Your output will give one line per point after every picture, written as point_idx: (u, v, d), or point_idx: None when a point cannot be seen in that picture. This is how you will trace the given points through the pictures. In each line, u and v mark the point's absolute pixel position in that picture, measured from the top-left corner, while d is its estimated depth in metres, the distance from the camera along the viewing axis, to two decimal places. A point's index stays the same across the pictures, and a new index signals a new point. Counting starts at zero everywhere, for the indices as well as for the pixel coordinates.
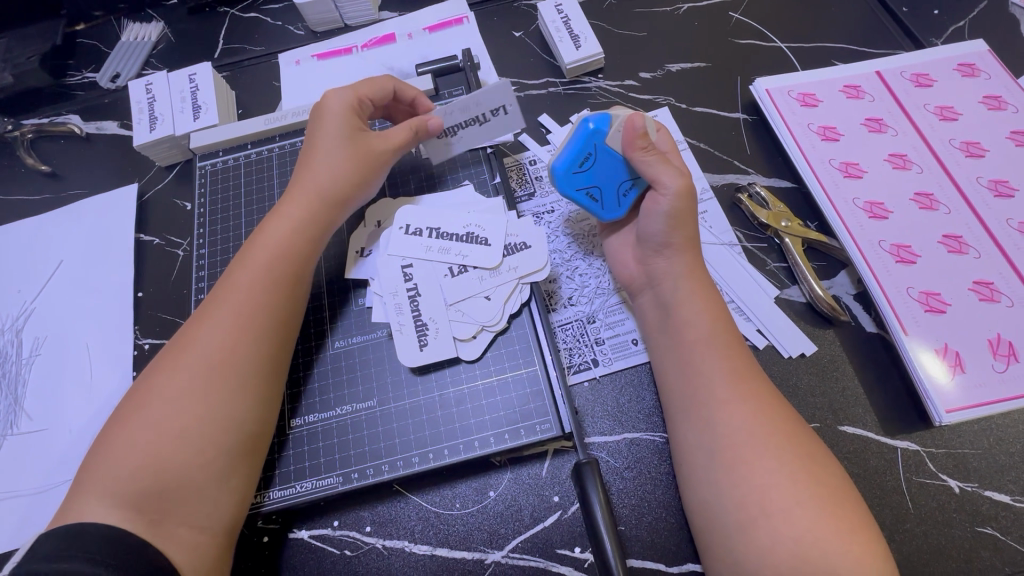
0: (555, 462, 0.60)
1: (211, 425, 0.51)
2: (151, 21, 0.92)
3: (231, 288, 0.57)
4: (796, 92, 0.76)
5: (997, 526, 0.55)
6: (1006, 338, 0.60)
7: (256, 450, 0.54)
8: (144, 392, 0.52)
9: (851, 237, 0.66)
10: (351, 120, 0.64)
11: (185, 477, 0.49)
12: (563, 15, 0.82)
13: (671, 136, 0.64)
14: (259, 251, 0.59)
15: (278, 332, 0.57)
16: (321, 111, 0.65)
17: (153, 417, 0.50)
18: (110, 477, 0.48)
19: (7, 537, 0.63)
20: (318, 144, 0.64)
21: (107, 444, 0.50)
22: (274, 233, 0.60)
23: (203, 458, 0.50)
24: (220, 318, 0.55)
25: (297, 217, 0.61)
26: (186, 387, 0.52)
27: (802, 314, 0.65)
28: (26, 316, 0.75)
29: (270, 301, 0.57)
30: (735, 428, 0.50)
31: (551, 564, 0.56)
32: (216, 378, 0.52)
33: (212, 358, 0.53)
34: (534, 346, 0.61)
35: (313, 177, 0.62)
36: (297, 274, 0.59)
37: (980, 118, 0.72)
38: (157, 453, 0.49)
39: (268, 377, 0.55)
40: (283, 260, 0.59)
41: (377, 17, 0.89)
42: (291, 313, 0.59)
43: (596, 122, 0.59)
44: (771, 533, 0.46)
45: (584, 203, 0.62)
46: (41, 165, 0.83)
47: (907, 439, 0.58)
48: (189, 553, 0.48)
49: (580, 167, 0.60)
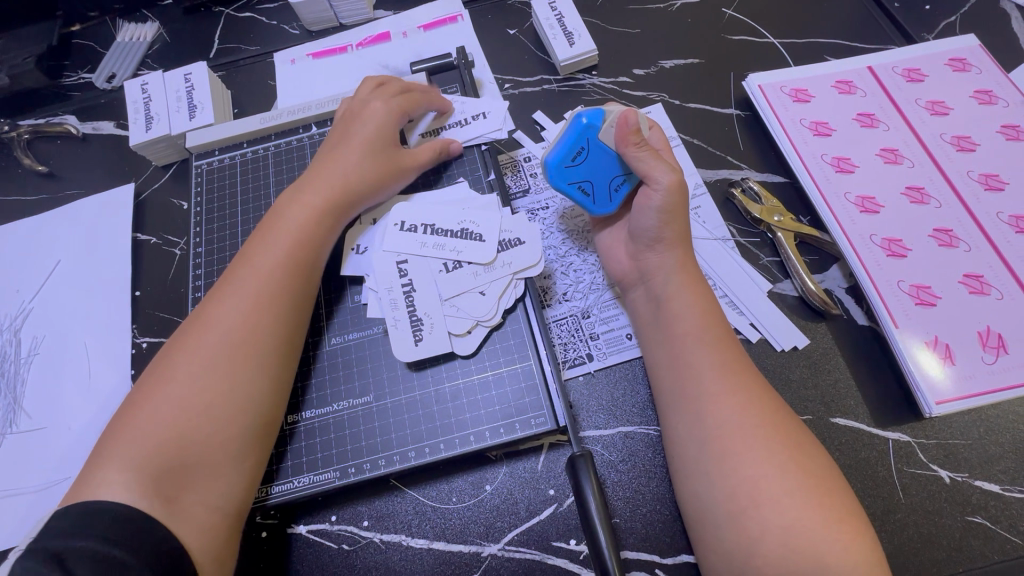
0: (551, 456, 0.60)
1: (233, 403, 0.52)
2: (146, 21, 0.92)
3: (252, 270, 0.58)
4: (789, 87, 0.76)
5: (987, 515, 0.55)
6: (996, 330, 0.60)
7: (267, 435, 0.54)
8: (165, 367, 0.53)
9: (842, 231, 0.67)
10: (387, 123, 0.67)
11: (203, 455, 0.50)
12: (557, 12, 0.82)
13: (663, 134, 0.65)
14: (278, 235, 0.60)
15: (296, 316, 0.58)
16: (360, 112, 0.68)
17: (176, 392, 0.51)
18: (130, 453, 0.48)
19: (8, 534, 0.63)
20: (347, 138, 0.66)
21: (126, 421, 0.51)
22: (294, 217, 0.61)
23: (223, 436, 0.51)
24: (241, 298, 0.56)
25: (317, 203, 0.62)
26: (208, 364, 0.53)
27: (793, 308, 0.66)
28: (24, 315, 0.76)
29: (288, 284, 0.58)
30: (726, 420, 0.51)
31: (547, 557, 0.57)
32: (238, 358, 0.54)
33: (234, 337, 0.54)
34: (529, 342, 0.62)
35: (337, 169, 0.64)
36: (313, 257, 0.61)
37: (971, 113, 0.72)
38: (177, 431, 0.50)
39: (283, 359, 0.56)
40: (301, 245, 0.60)
41: (372, 16, 0.89)
42: (306, 298, 0.60)
43: (589, 118, 0.59)
44: (762, 522, 0.46)
45: (576, 198, 0.63)
46: (39, 165, 0.83)
47: (898, 430, 0.59)
48: (200, 534, 0.48)
49: (573, 162, 0.61)
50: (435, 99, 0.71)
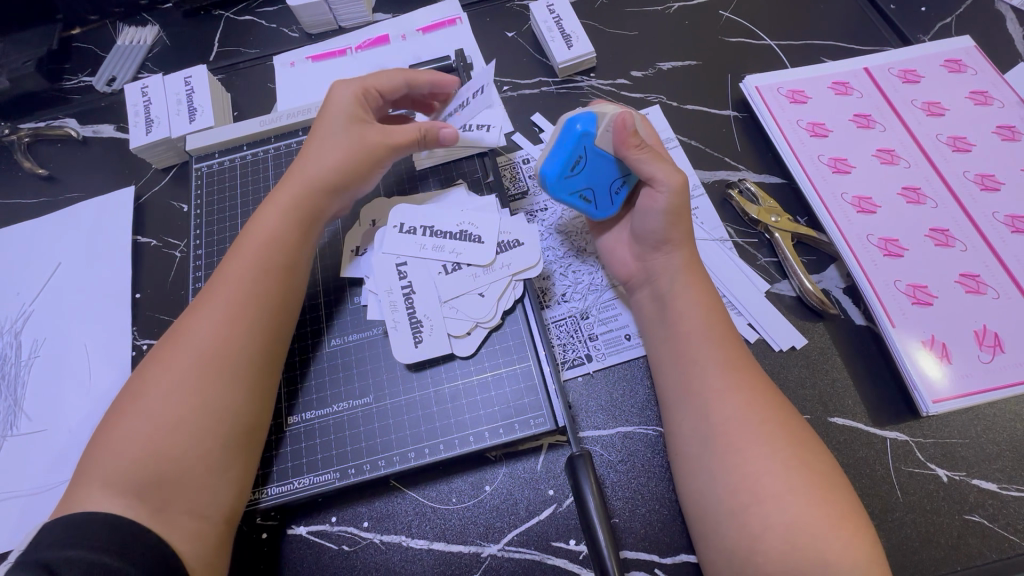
0: (550, 456, 0.60)
1: (209, 415, 0.51)
2: (146, 25, 0.93)
3: (224, 278, 0.57)
4: (786, 88, 0.77)
5: (984, 513, 0.55)
6: (992, 330, 0.60)
7: (250, 445, 0.54)
8: (141, 383, 0.52)
9: (839, 230, 0.67)
10: (355, 116, 0.64)
11: (183, 470, 0.49)
12: (555, 14, 0.83)
13: (655, 130, 0.66)
14: (251, 241, 0.60)
15: (271, 320, 0.57)
16: (330, 104, 0.66)
17: (149, 409, 0.50)
18: (111, 468, 0.48)
19: (7, 537, 0.63)
20: (321, 139, 0.64)
21: (107, 437, 0.50)
22: (266, 223, 0.61)
23: (201, 451, 0.50)
24: (212, 309, 0.55)
25: (292, 210, 0.61)
26: (182, 377, 0.52)
27: (791, 308, 0.66)
28: (25, 318, 0.76)
29: (265, 293, 0.57)
30: (727, 418, 0.51)
31: (546, 557, 0.57)
32: (212, 369, 0.52)
33: (207, 348, 0.53)
34: (528, 342, 0.62)
35: (307, 170, 0.63)
36: (291, 266, 0.60)
37: (967, 113, 0.73)
38: (158, 444, 0.49)
39: (261, 367, 0.55)
40: (274, 249, 0.59)
41: (371, 19, 0.90)
42: (286, 307, 0.59)
43: (583, 125, 0.59)
44: (761, 520, 0.46)
45: (578, 205, 0.64)
46: (39, 169, 0.84)
47: (896, 429, 0.59)
48: (190, 541, 0.48)
49: (571, 172, 0.61)
50: (409, 71, 0.67)
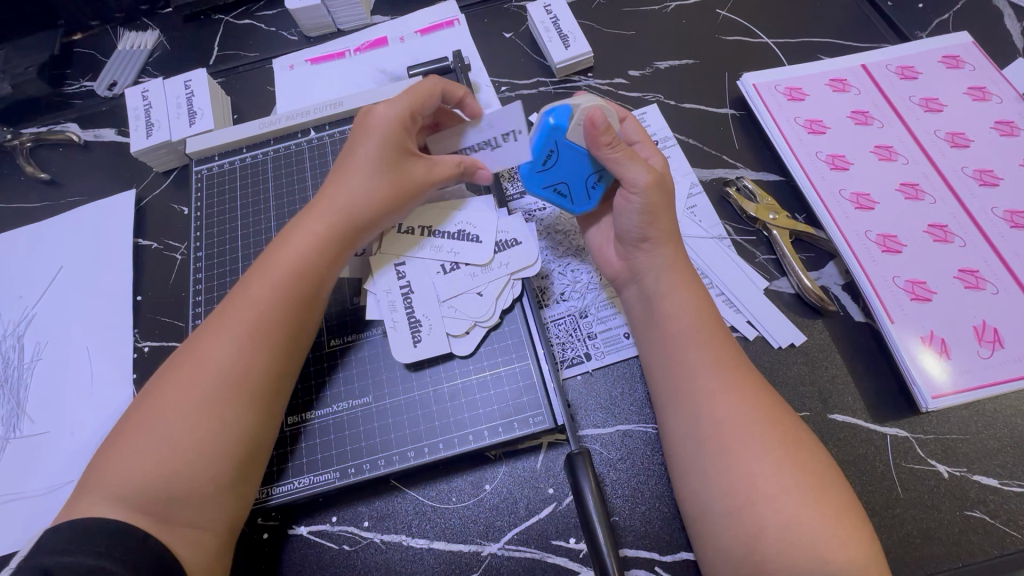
0: (550, 455, 0.60)
1: (224, 439, 0.51)
2: (147, 29, 0.94)
3: (253, 303, 0.55)
4: (783, 86, 0.77)
5: (986, 510, 0.55)
6: (992, 325, 0.60)
7: (256, 460, 0.54)
8: (158, 400, 0.51)
9: (837, 227, 0.67)
10: (399, 144, 0.61)
11: (192, 488, 0.49)
12: (552, 15, 0.83)
13: (639, 128, 0.64)
14: (281, 265, 0.57)
15: (290, 350, 0.56)
16: (367, 123, 0.61)
17: (166, 429, 0.50)
18: (119, 483, 0.48)
19: (12, 539, 0.64)
20: (358, 161, 0.60)
21: (115, 450, 0.49)
22: (294, 246, 0.58)
23: (214, 471, 0.50)
24: (239, 337, 0.54)
25: (319, 235, 0.59)
26: (202, 402, 0.51)
27: (790, 304, 0.66)
28: (27, 321, 0.76)
29: (289, 322, 0.56)
30: (723, 419, 0.50)
31: (546, 556, 0.57)
32: (233, 397, 0.52)
33: (232, 378, 0.52)
34: (526, 341, 0.62)
35: (340, 197, 0.60)
36: (314, 294, 0.59)
37: (964, 109, 0.73)
38: (162, 460, 0.49)
39: (277, 395, 0.55)
40: (302, 277, 0.58)
41: (369, 21, 0.90)
42: (305, 335, 0.58)
43: (556, 118, 0.58)
44: (760, 518, 0.46)
45: (552, 199, 0.63)
46: (41, 173, 0.84)
47: (896, 426, 0.59)
48: (190, 548, 0.48)
49: (543, 166, 0.61)
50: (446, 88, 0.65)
